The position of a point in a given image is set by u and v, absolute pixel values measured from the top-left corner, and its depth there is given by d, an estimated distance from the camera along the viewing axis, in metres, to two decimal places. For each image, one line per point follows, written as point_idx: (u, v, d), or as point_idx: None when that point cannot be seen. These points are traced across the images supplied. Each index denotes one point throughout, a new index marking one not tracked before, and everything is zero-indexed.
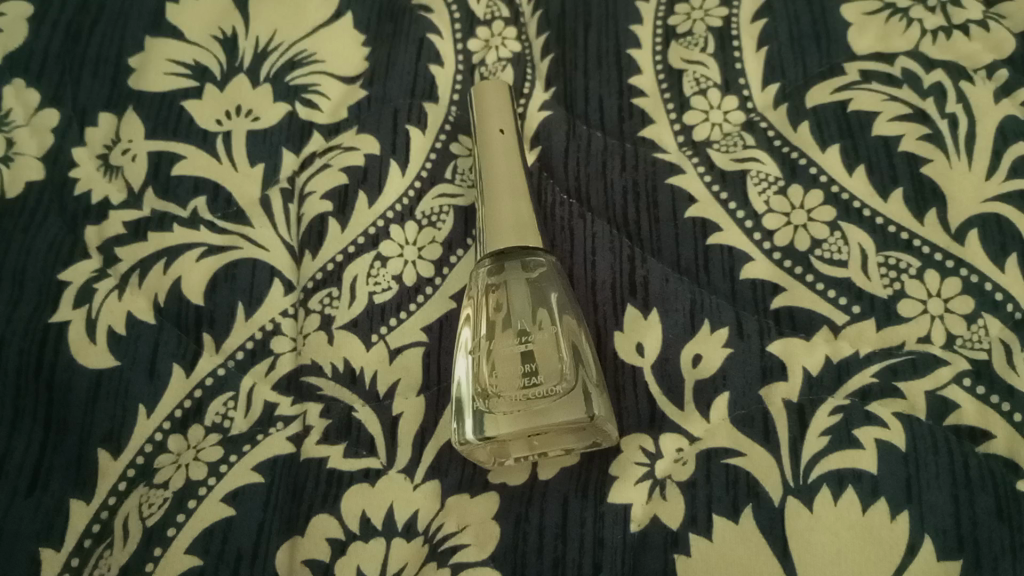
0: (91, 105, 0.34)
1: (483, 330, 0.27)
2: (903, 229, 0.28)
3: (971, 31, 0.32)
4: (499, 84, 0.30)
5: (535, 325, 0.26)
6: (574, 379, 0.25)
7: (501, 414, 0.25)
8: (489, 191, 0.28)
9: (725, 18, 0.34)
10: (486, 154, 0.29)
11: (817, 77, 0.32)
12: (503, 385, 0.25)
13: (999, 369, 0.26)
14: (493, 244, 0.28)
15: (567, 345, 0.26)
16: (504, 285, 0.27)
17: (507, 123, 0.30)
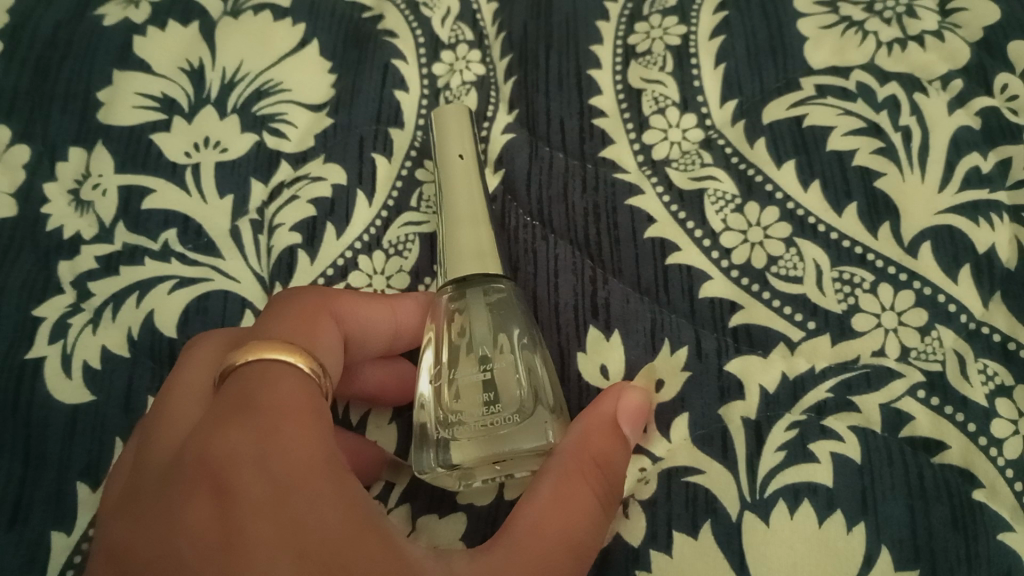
0: (61, 140, 0.34)
1: (445, 357, 0.27)
2: (858, 243, 0.29)
3: (926, 41, 0.33)
4: (461, 108, 0.30)
5: (496, 352, 0.27)
6: (532, 404, 0.26)
7: (461, 443, 0.25)
8: (447, 215, 0.28)
9: (684, 36, 0.35)
10: (446, 179, 0.29)
11: (774, 92, 0.33)
12: (465, 414, 0.26)
13: (953, 378, 0.27)
14: (454, 271, 0.28)
15: (527, 372, 0.26)
16: (464, 312, 0.27)
17: (467, 148, 0.29)
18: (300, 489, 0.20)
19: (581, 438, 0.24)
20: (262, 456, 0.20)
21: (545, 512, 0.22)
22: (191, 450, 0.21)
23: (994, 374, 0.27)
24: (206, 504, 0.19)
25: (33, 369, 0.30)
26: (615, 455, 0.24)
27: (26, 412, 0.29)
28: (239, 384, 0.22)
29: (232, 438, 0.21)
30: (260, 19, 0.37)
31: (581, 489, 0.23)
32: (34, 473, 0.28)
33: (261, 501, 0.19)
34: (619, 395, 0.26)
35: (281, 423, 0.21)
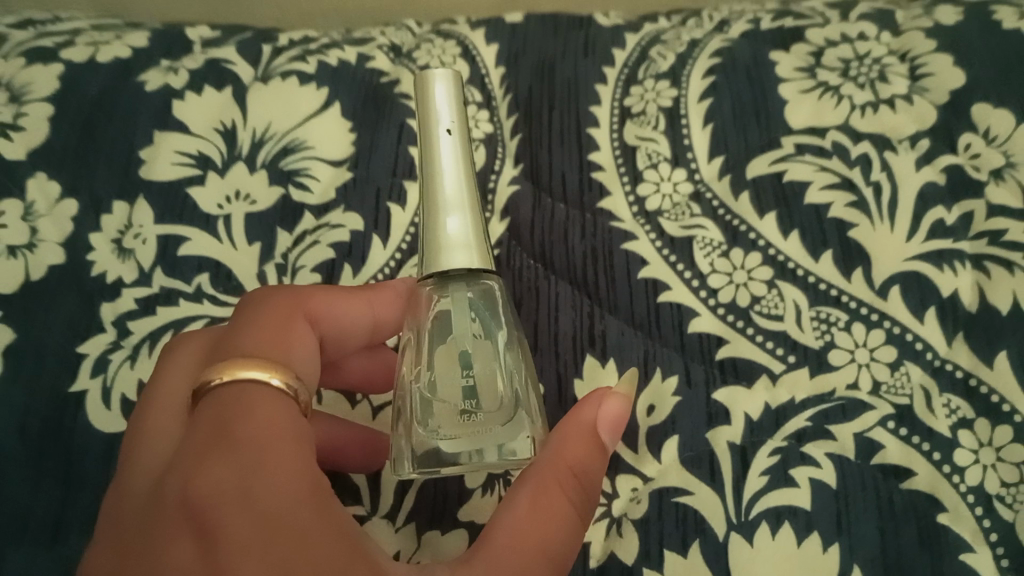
0: (106, 194, 0.37)
1: (427, 357, 0.26)
2: (833, 286, 0.32)
3: (897, 104, 0.36)
4: (447, 70, 0.26)
5: (479, 355, 0.25)
6: (513, 409, 0.25)
7: (441, 450, 0.25)
8: (432, 205, 0.25)
9: (675, 99, 0.38)
10: (430, 161, 0.25)
11: (758, 150, 0.36)
12: (442, 418, 0.25)
13: (920, 411, 0.29)
14: (434, 265, 0.25)
15: (508, 377, 0.25)
16: (444, 310, 0.26)
17: (454, 121, 0.26)
18: (284, 515, 0.20)
19: (558, 447, 0.24)
20: (245, 486, 0.21)
21: (512, 535, 0.22)
22: (173, 478, 0.21)
23: (956, 408, 0.29)
24: (190, 541, 0.20)
25: (76, 402, 0.32)
26: (594, 464, 0.24)
27: (68, 439, 0.31)
28: (216, 408, 0.23)
29: (214, 470, 0.21)
30: (289, 82, 0.40)
31: (557, 505, 0.23)
32: (75, 496, 0.30)
33: (246, 535, 0.20)
34: (603, 399, 0.25)
35: (262, 450, 0.21)
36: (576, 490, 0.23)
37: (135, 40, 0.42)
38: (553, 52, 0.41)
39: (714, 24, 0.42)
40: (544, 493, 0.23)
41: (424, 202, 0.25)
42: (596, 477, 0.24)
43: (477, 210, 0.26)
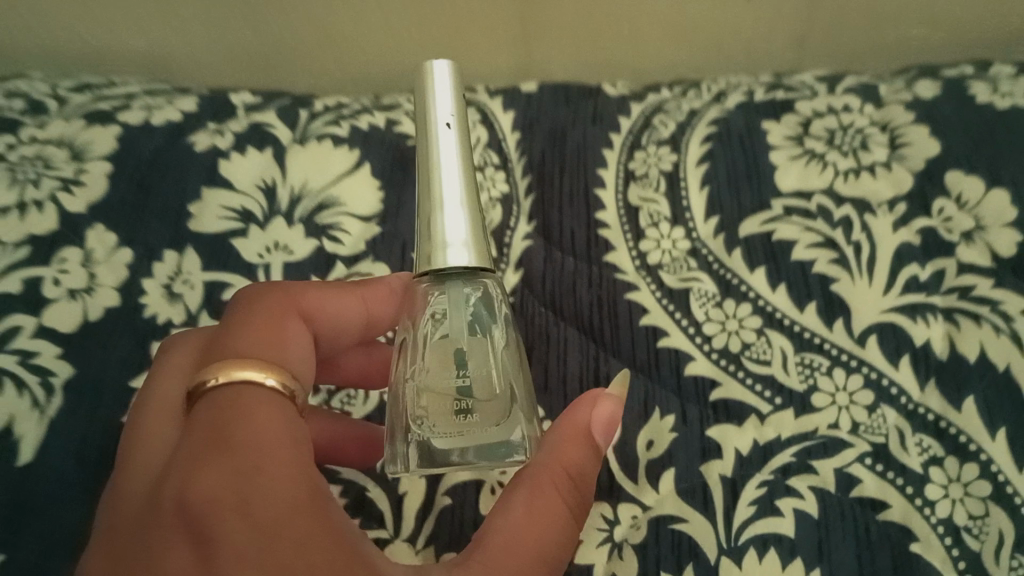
0: (158, 244, 0.41)
1: (424, 356, 0.28)
2: (817, 334, 0.35)
3: (877, 171, 0.40)
4: (446, 64, 0.28)
5: (473, 357, 0.27)
6: (507, 411, 0.27)
7: (436, 446, 0.27)
8: (432, 188, 0.27)
9: (675, 163, 0.42)
10: (429, 150, 0.28)
11: (750, 211, 0.39)
12: (436, 415, 0.27)
13: (894, 449, 0.32)
14: (434, 266, 0.28)
15: (501, 376, 0.28)
16: (441, 308, 0.28)
17: (454, 116, 0.28)
18: (281, 521, 0.23)
19: (555, 450, 0.27)
20: (243, 494, 0.23)
21: (517, 528, 0.25)
22: (170, 484, 0.24)
23: (927, 446, 0.32)
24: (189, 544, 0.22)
25: None
26: (586, 466, 0.27)
27: None
28: (210, 411, 0.25)
29: (214, 475, 0.23)
30: (328, 145, 0.44)
31: (552, 505, 0.26)
32: None
33: (243, 540, 0.22)
34: (592, 405, 0.28)
35: (259, 459, 0.24)
36: (572, 488, 0.27)
37: (185, 104, 0.46)
38: (564, 121, 0.44)
39: (711, 95, 0.46)
40: (546, 486, 0.26)
41: (424, 186, 0.28)
42: (589, 478, 0.27)
43: (473, 197, 0.28)
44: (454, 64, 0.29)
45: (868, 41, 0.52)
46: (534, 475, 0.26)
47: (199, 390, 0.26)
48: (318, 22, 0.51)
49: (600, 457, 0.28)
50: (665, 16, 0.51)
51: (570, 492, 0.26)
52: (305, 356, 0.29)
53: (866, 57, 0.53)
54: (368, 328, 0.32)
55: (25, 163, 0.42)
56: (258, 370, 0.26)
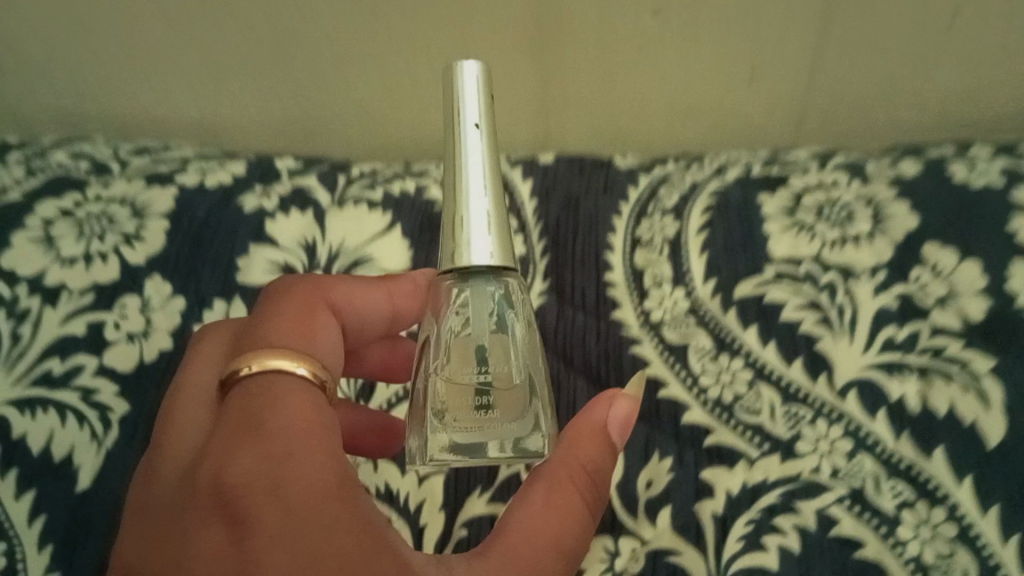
0: (208, 293, 0.45)
1: (450, 352, 0.32)
2: (801, 388, 0.39)
3: (860, 242, 0.44)
4: (475, 66, 0.31)
5: (493, 355, 0.32)
6: (523, 410, 0.31)
7: (456, 436, 0.31)
8: (464, 183, 0.31)
9: (677, 230, 0.46)
10: (458, 146, 0.31)
11: (744, 275, 0.43)
12: (459, 410, 0.31)
13: (870, 492, 0.36)
14: (462, 268, 0.32)
15: (517, 366, 0.32)
16: (463, 303, 0.32)
17: (483, 117, 0.31)
18: (310, 505, 0.26)
19: (574, 447, 0.31)
20: (275, 478, 0.26)
21: (535, 519, 0.29)
22: (207, 468, 0.27)
23: (901, 490, 0.36)
24: (228, 523, 0.25)
25: None
26: (601, 461, 0.31)
27: None
28: (245, 400, 0.29)
29: (249, 459, 0.27)
30: (364, 209, 0.49)
31: (569, 496, 0.30)
32: None
33: (275, 520, 0.25)
34: (609, 405, 0.32)
35: (289, 446, 0.27)
36: (587, 481, 0.30)
37: (235, 168, 0.51)
38: (578, 190, 0.49)
39: (712, 168, 0.50)
40: (565, 481, 0.30)
41: (456, 181, 0.31)
42: (604, 475, 0.31)
43: (497, 192, 0.32)
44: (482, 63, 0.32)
45: (859, 121, 0.56)
46: (554, 468, 0.30)
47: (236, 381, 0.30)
48: (354, 94, 0.56)
49: (615, 455, 0.32)
50: (672, 94, 0.56)
51: (586, 488, 0.30)
52: (336, 348, 0.33)
53: (858, 135, 0.57)
54: (392, 323, 0.38)
55: (92, 219, 0.47)
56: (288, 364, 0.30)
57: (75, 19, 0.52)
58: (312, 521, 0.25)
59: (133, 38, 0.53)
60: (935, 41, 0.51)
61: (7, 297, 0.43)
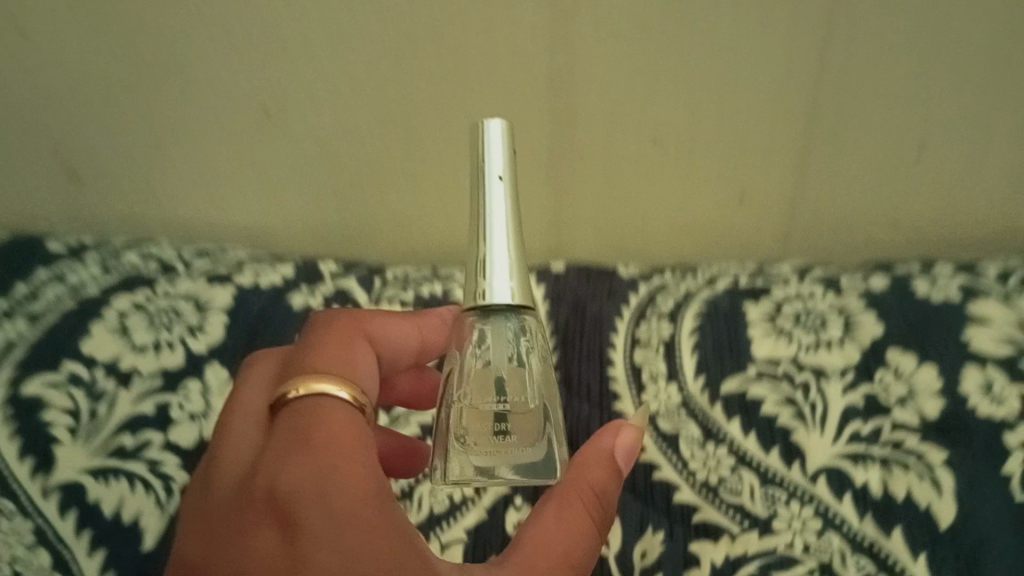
0: None
1: (472, 381, 0.37)
2: (778, 472, 0.45)
3: (832, 346, 0.50)
4: (501, 125, 0.36)
5: (511, 388, 0.36)
6: (537, 437, 0.36)
7: (475, 458, 0.36)
8: (488, 231, 0.36)
9: (671, 333, 0.52)
10: (485, 197, 0.36)
11: (730, 374, 0.49)
12: (479, 435, 0.36)
13: (836, 567, 0.41)
14: (484, 308, 0.36)
15: (532, 396, 0.37)
16: (484, 337, 0.37)
17: (506, 171, 0.36)
18: (352, 514, 0.30)
19: (583, 469, 0.35)
20: (321, 489, 0.31)
21: (547, 533, 0.33)
22: (261, 476, 0.31)
23: (863, 565, 0.41)
24: (280, 525, 0.30)
25: None
26: (605, 483, 0.35)
27: None
28: (295, 418, 0.33)
29: (298, 470, 0.31)
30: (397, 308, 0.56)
31: (577, 512, 0.34)
32: None
33: (322, 526, 0.30)
34: (617, 433, 0.37)
35: (334, 460, 0.31)
36: (594, 500, 0.35)
37: (284, 270, 0.59)
38: (585, 296, 0.55)
39: (704, 278, 0.57)
40: (575, 498, 0.34)
41: (481, 228, 0.36)
42: (611, 495, 0.36)
43: (517, 237, 0.36)
44: (506, 121, 0.36)
45: (832, 239, 0.64)
46: (566, 487, 0.35)
47: (286, 399, 0.34)
48: (390, 204, 0.65)
49: (620, 477, 0.36)
50: (671, 212, 0.64)
51: (594, 505, 0.35)
52: (372, 369, 0.38)
53: (834, 251, 0.64)
54: (422, 352, 0.42)
55: (161, 312, 0.54)
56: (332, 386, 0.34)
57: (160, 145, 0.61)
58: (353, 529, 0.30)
59: (200, 155, 0.61)
60: (901, 172, 0.59)
61: (87, 379, 0.49)
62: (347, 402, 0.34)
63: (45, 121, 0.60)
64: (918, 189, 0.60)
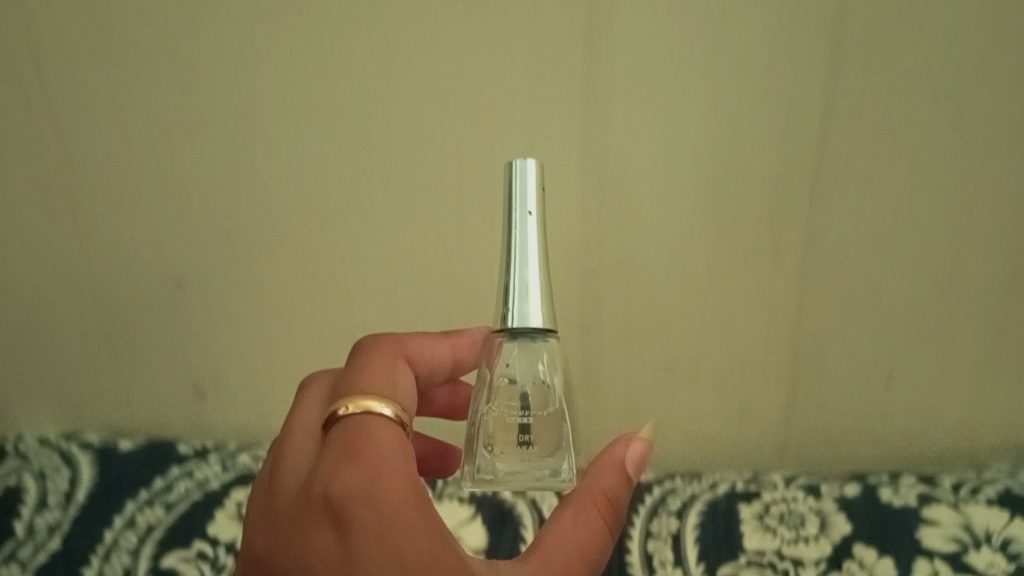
0: None
1: (501, 397, 0.48)
2: None
3: (809, 540, 0.62)
4: (532, 171, 0.47)
5: (534, 405, 0.48)
6: (553, 447, 0.48)
7: (503, 459, 0.47)
8: (522, 254, 0.48)
9: (677, 526, 0.64)
10: (521, 226, 0.48)
11: (725, 561, 0.61)
12: (507, 443, 0.47)
13: None
14: (513, 332, 0.48)
15: (549, 409, 0.48)
16: (510, 354, 0.49)
17: (534, 209, 0.48)
18: (395, 518, 0.36)
19: (598, 479, 0.43)
20: (369, 494, 0.36)
21: (570, 531, 0.41)
22: (318, 483, 0.37)
23: None
24: (335, 527, 0.36)
25: None
26: (616, 488, 0.43)
27: None
28: (346, 433, 0.39)
29: (349, 479, 0.37)
30: (456, 504, 0.70)
31: (594, 513, 0.42)
32: None
33: (370, 527, 0.36)
34: (626, 446, 0.45)
35: (378, 469, 0.37)
36: (607, 503, 0.43)
37: None
38: None
39: (708, 484, 0.69)
40: (592, 502, 0.42)
41: (515, 253, 0.48)
42: (622, 501, 0.44)
43: (542, 257, 0.48)
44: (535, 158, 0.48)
45: (813, 454, 0.77)
46: (585, 492, 0.43)
47: (339, 416, 0.40)
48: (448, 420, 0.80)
49: (632, 486, 0.45)
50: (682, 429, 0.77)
51: (607, 508, 0.43)
52: (414, 390, 0.46)
53: (818, 468, 0.77)
54: (457, 367, 0.54)
55: None
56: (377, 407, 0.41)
57: (272, 371, 0.78)
58: (396, 530, 0.36)
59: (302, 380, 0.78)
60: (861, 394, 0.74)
61: (211, 554, 0.64)
62: (387, 419, 0.40)
63: (189, 349, 0.78)
64: (874, 401, 0.74)
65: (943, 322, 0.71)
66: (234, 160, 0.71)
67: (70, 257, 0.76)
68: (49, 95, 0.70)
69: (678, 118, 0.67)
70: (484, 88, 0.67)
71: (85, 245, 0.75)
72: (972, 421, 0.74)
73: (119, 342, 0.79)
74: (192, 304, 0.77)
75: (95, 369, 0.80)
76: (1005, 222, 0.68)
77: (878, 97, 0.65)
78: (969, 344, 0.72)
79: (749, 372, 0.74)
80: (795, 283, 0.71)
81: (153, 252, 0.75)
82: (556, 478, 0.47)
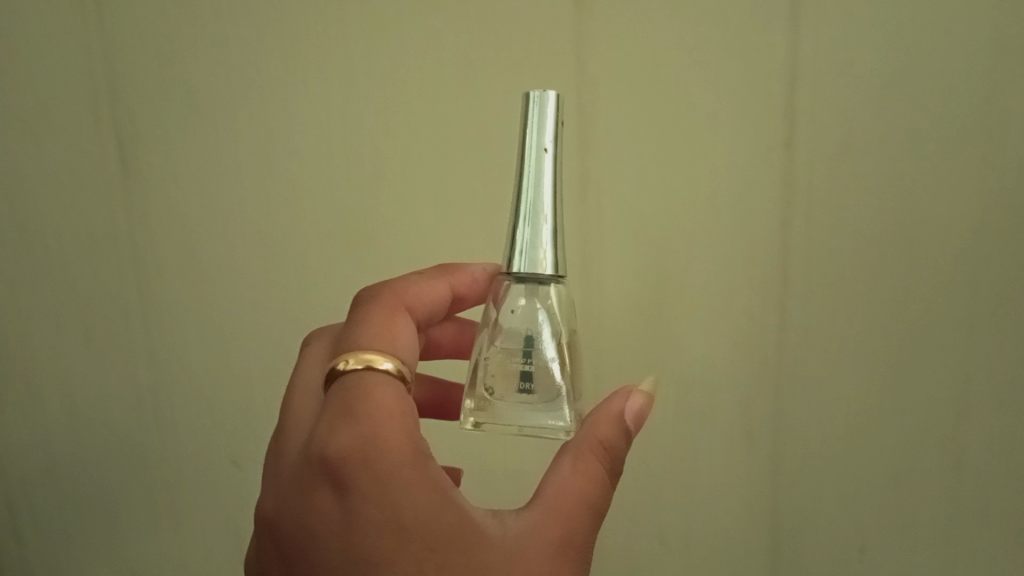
0: None
1: (506, 341, 0.57)
2: None
3: None
4: (553, 107, 0.56)
5: (534, 353, 0.57)
6: (553, 396, 0.56)
7: (504, 404, 0.56)
8: (534, 184, 0.56)
9: None
10: (540, 161, 0.56)
11: None
12: (507, 389, 0.56)
13: None
14: (519, 277, 0.57)
15: (548, 357, 0.57)
16: (516, 296, 0.58)
17: (550, 146, 0.56)
18: (387, 477, 0.45)
19: (598, 429, 0.51)
20: (362, 455, 0.45)
21: (567, 480, 0.49)
22: (318, 444, 0.47)
23: None
24: (335, 488, 0.45)
25: None
26: (614, 435, 0.51)
27: None
28: (343, 397, 0.48)
29: (343, 443, 0.46)
30: None
31: (590, 462, 0.50)
32: None
33: (365, 487, 0.45)
34: (626, 398, 0.53)
35: (370, 430, 0.46)
36: (603, 451, 0.50)
37: None
38: None
39: None
40: (589, 449, 0.50)
41: (530, 186, 0.56)
42: (618, 446, 0.51)
43: (556, 185, 0.57)
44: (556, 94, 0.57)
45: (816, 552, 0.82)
46: (584, 441, 0.51)
47: (341, 381, 0.50)
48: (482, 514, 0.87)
49: (629, 431, 0.52)
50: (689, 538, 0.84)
51: (602, 454, 0.51)
52: (413, 340, 0.55)
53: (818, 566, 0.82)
54: (453, 301, 0.65)
55: None
56: (372, 370, 0.50)
57: None
58: (390, 487, 0.45)
59: None
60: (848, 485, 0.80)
61: None
62: (382, 380, 0.49)
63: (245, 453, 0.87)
64: (869, 472, 0.80)
65: (924, 391, 0.77)
66: (289, 286, 0.83)
67: (147, 382, 0.87)
68: (139, 252, 0.84)
69: (661, 205, 0.76)
70: (493, 196, 0.78)
71: (159, 369, 0.86)
72: (973, 483, 0.78)
73: (184, 467, 0.89)
74: (250, 420, 0.87)
75: (157, 480, 0.89)
76: (969, 290, 0.75)
77: (834, 198, 0.74)
78: (939, 399, 0.77)
79: (748, 452, 0.81)
80: (778, 372, 0.78)
81: (212, 362, 0.86)
82: (550, 423, 0.56)
